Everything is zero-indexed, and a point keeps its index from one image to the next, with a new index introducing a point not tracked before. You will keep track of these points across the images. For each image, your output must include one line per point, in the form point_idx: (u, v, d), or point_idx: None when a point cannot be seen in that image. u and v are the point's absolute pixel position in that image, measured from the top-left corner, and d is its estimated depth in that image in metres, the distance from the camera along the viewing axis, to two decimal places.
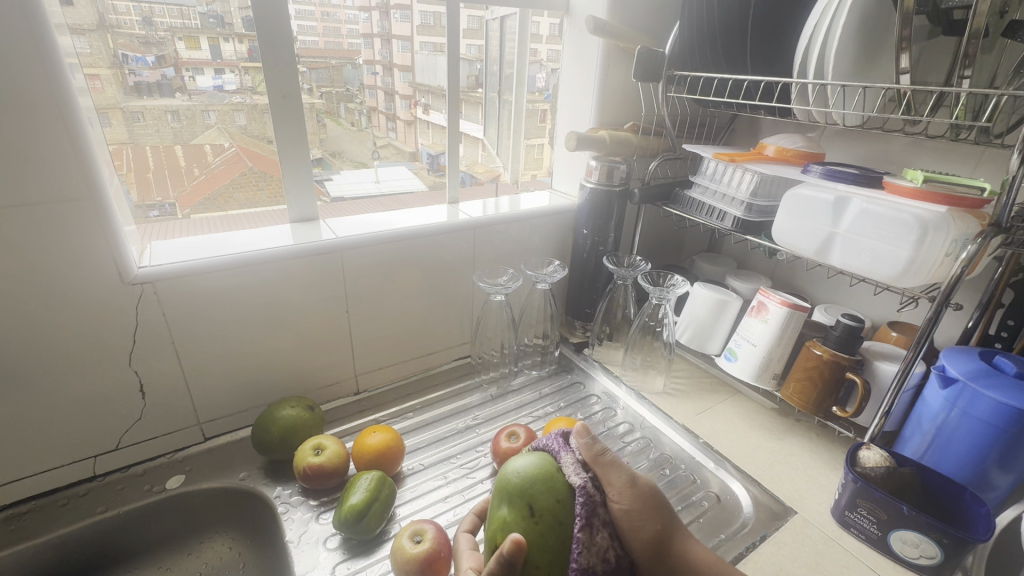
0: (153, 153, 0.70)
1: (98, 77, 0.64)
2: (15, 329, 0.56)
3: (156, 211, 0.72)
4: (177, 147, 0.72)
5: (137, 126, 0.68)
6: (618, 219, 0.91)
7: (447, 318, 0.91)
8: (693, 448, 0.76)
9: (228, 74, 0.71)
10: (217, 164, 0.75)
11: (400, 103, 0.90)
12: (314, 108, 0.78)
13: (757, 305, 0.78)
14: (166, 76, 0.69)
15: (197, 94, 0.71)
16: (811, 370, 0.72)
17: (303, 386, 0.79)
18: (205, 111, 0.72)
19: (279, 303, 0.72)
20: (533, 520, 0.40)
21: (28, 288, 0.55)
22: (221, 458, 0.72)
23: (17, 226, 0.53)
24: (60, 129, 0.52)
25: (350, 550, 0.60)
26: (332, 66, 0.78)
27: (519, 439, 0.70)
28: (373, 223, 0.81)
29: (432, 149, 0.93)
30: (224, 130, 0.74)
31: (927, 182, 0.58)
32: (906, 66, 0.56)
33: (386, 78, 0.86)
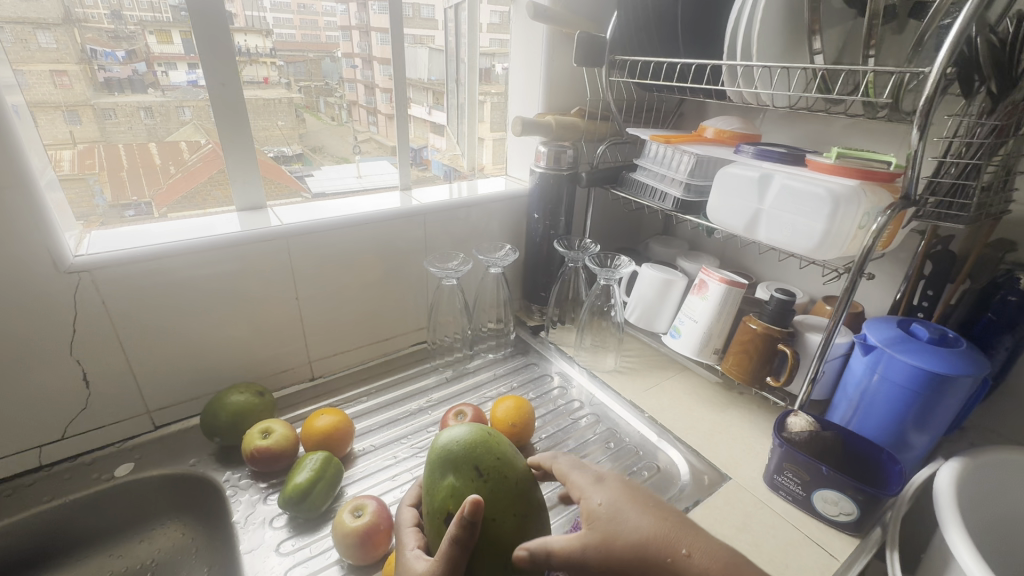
0: (126, 150, 0.73)
1: (65, 74, 0.66)
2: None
3: (132, 211, 0.74)
4: (151, 144, 0.74)
5: (108, 123, 0.71)
6: (568, 203, 0.93)
7: (403, 304, 0.92)
8: (637, 422, 0.79)
9: (201, 69, 0.71)
10: (194, 161, 0.77)
11: (380, 96, 0.92)
12: (293, 101, 0.84)
13: (698, 283, 0.81)
14: (138, 72, 0.71)
15: (170, 90, 0.72)
16: (747, 343, 0.75)
17: (255, 373, 0.79)
18: (180, 107, 0.73)
19: (225, 290, 0.72)
20: (481, 481, 0.44)
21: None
22: (172, 446, 0.72)
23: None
24: None
25: (296, 528, 0.61)
26: (310, 59, 0.84)
27: (466, 417, 0.72)
28: (321, 211, 0.81)
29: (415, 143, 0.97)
30: (199, 126, 0.75)
31: (840, 159, 0.61)
32: (818, 48, 0.59)
33: (366, 71, 0.91)
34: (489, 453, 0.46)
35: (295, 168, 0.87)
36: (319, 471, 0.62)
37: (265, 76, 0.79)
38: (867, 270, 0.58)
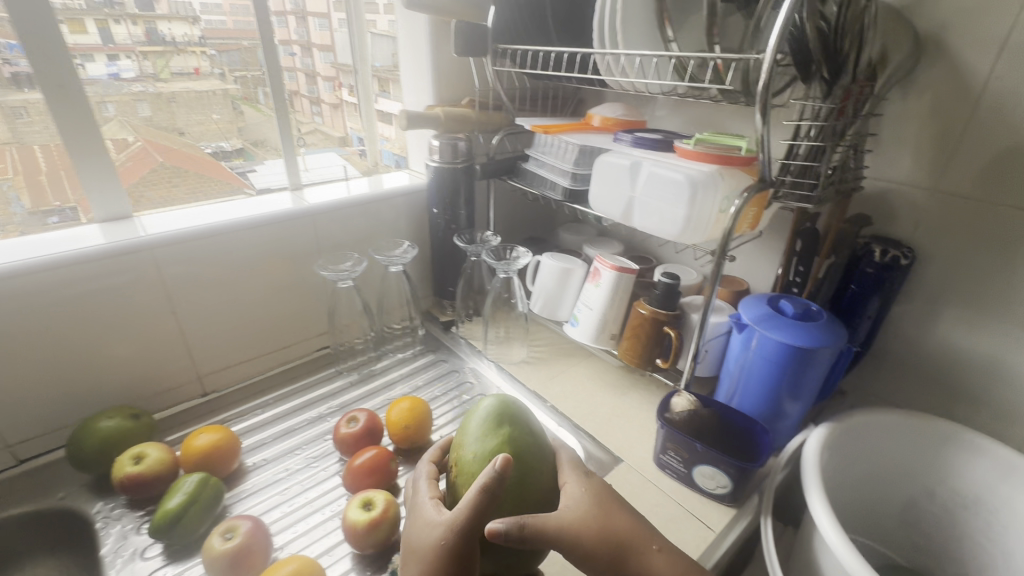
0: (44, 152, 0.70)
1: None
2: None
3: (56, 218, 0.72)
4: (70, 145, 0.70)
5: (20, 122, 0.68)
6: (467, 196, 0.92)
7: (302, 309, 0.88)
8: (539, 412, 0.80)
9: (124, 60, 0.73)
10: (123, 161, 0.75)
11: (322, 86, 0.96)
12: (228, 93, 0.85)
13: (593, 270, 0.82)
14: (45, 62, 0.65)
15: (89, 84, 0.70)
16: (637, 329, 0.76)
17: (135, 394, 0.75)
18: (102, 102, 0.72)
19: (87, 310, 0.67)
20: (532, 439, 0.51)
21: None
22: (39, 480, 0.67)
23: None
24: None
25: (172, 555, 0.59)
26: (244, 48, 0.83)
27: (359, 422, 0.70)
28: (196, 217, 0.77)
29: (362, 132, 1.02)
30: (125, 122, 0.75)
31: (698, 144, 0.62)
32: (671, 35, 0.64)
33: (304, 59, 0.91)
34: (521, 421, 0.52)
35: (234, 164, 0.88)
36: (197, 491, 0.60)
37: (195, 67, 0.82)
38: (728, 252, 0.60)
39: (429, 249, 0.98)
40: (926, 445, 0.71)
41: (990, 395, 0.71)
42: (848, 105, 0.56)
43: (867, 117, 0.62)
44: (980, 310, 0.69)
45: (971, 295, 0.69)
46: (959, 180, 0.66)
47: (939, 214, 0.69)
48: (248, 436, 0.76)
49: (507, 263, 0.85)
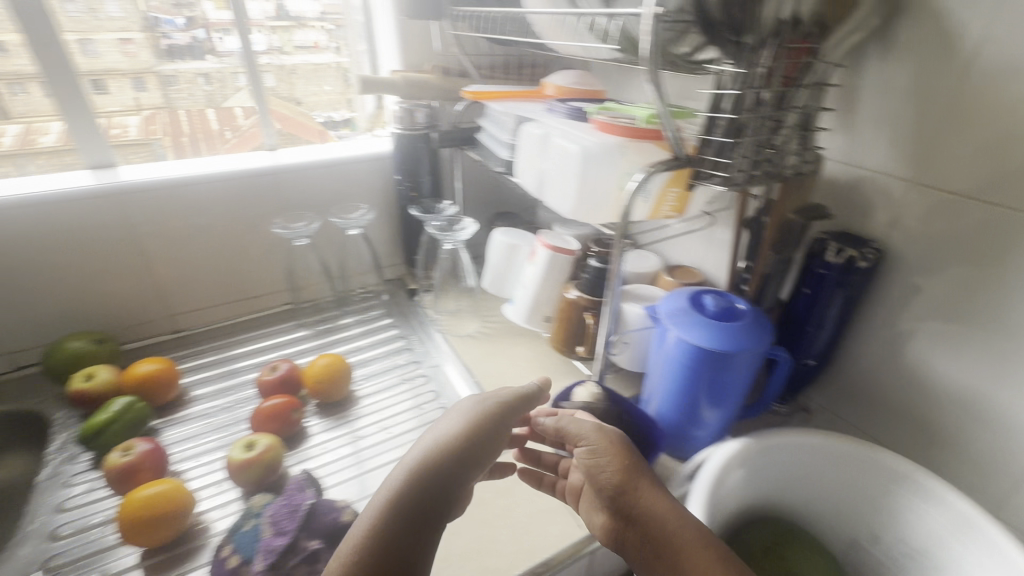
0: (187, 116, 0.99)
1: (133, 42, 0.91)
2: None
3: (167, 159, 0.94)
4: (207, 109, 1.00)
5: (172, 90, 0.97)
6: (430, 165, 0.91)
7: (266, 266, 0.93)
8: (463, 388, 0.80)
9: (258, 33, 0.95)
10: (249, 125, 1.02)
11: None
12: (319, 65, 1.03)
13: (532, 250, 0.78)
14: (194, 38, 0.95)
15: (223, 56, 0.98)
16: (563, 312, 0.74)
17: (113, 326, 0.85)
18: (232, 74, 1.00)
19: (62, 241, 0.76)
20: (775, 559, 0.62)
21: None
22: (32, 384, 0.79)
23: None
24: None
25: (99, 463, 0.67)
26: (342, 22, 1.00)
27: (278, 372, 0.74)
28: (169, 168, 0.84)
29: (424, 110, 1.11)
30: (264, 95, 0.99)
31: (600, 113, 0.57)
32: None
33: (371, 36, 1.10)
34: None
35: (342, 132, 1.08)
36: (136, 415, 0.69)
37: (316, 42, 1.01)
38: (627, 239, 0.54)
39: (397, 215, 0.99)
40: (879, 484, 0.60)
41: (970, 437, 0.58)
42: (774, 71, 0.49)
43: (813, 88, 0.53)
44: (960, 332, 0.56)
45: (953, 308, 0.56)
46: (940, 169, 0.54)
47: (919, 209, 0.57)
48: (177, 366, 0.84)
49: (447, 230, 0.85)
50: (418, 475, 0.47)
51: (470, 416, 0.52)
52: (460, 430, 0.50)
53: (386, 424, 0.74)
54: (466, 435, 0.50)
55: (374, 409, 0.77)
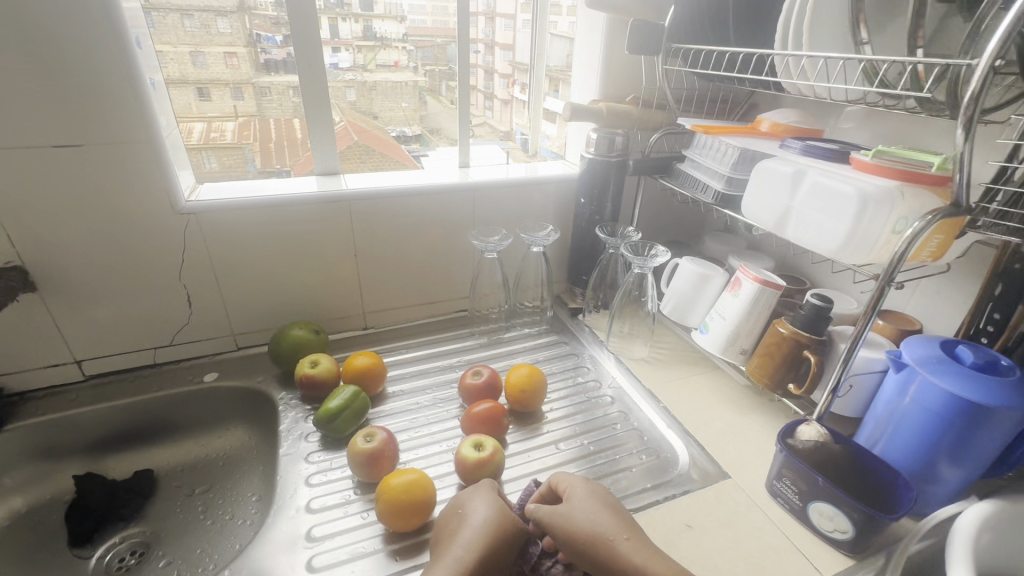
0: (275, 124, 0.92)
1: (236, 55, 0.88)
2: (59, 229, 0.71)
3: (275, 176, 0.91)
4: (294, 121, 0.90)
5: (265, 100, 0.91)
6: (616, 191, 0.94)
7: (450, 274, 1.00)
8: (650, 411, 0.80)
9: (344, 53, 0.91)
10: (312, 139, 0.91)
11: (500, 82, 1.08)
12: (417, 86, 1.03)
13: (733, 280, 0.79)
14: (288, 53, 0.84)
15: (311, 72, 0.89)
16: (772, 346, 0.73)
17: (317, 317, 0.93)
18: (319, 87, 0.89)
19: (296, 240, 0.85)
20: None
21: (98, 211, 0.72)
22: (251, 364, 0.88)
23: (86, 158, 0.68)
24: (135, 106, 0.67)
25: (327, 444, 0.73)
26: (435, 45, 0.98)
27: (482, 377, 0.78)
28: (384, 179, 0.91)
29: (525, 130, 1.10)
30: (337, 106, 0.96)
31: (876, 157, 0.56)
32: (863, 37, 0.59)
33: (488, 56, 1.04)
34: None
35: (414, 147, 1.06)
36: (353, 404, 0.73)
37: (396, 61, 1.00)
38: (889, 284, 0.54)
39: (570, 236, 1.02)
40: None
41: None
42: None
43: None
44: None
45: None
46: None
47: None
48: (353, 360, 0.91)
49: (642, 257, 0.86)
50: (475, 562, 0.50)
51: (504, 509, 0.56)
52: (484, 519, 0.54)
53: (580, 440, 0.75)
54: (496, 522, 0.54)
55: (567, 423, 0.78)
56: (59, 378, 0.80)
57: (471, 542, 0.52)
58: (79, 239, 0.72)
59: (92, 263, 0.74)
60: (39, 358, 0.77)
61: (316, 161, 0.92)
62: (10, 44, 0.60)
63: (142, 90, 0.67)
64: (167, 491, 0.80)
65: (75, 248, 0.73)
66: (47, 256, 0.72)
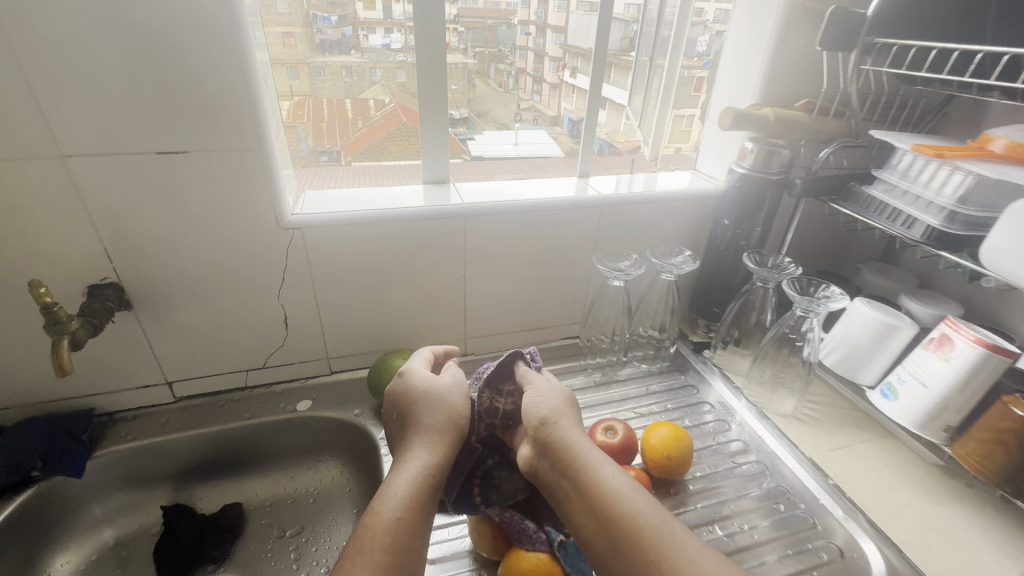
0: (328, 104, 0.80)
1: (293, 35, 0.73)
2: (158, 242, 0.63)
3: (325, 156, 0.84)
4: (347, 100, 0.81)
5: (318, 80, 0.78)
6: (770, 212, 0.79)
7: (561, 297, 0.88)
8: (819, 488, 0.66)
9: (396, 33, 0.76)
10: (378, 118, 0.83)
11: (548, 65, 0.90)
12: (466, 68, 0.83)
13: (938, 338, 0.64)
14: (344, 35, 0.77)
15: (368, 52, 0.78)
16: (1004, 432, 0.57)
17: (416, 341, 0.84)
18: (373, 68, 0.79)
19: (403, 257, 0.75)
20: None
21: (200, 224, 0.64)
22: (345, 392, 0.80)
23: (192, 166, 0.60)
24: (245, 108, 0.58)
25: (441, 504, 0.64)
26: (488, 26, 0.82)
27: (616, 435, 0.66)
28: (499, 191, 0.80)
29: (573, 115, 0.91)
30: (387, 87, 0.80)
31: None
32: None
33: (538, 38, 0.87)
34: None
35: (458, 131, 0.88)
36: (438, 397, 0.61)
37: (449, 42, 0.79)
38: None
39: (701, 261, 0.87)
40: None
41: None
42: None
43: None
44: None
45: None
46: None
47: None
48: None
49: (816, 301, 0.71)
50: (421, 484, 0.51)
51: (439, 408, 0.58)
52: (450, 400, 0.60)
53: (736, 524, 0.62)
54: (451, 414, 0.58)
55: (716, 497, 0.65)
56: (150, 399, 0.74)
57: (416, 470, 0.52)
58: (178, 254, 0.65)
59: (189, 280, 0.67)
60: (132, 378, 0.71)
61: (372, 139, 0.84)
62: (118, 33, 0.52)
63: (257, 89, 0.59)
64: (257, 530, 0.72)
65: (173, 263, 0.65)
66: (143, 271, 0.64)
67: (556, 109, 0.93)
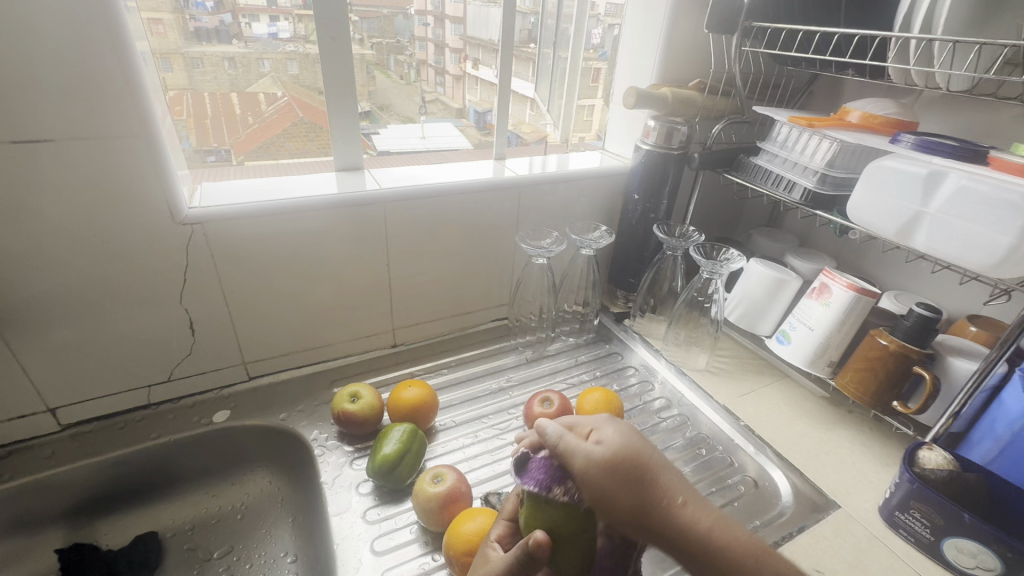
0: (210, 100, 0.72)
1: (160, 22, 0.65)
2: (19, 248, 0.54)
3: (213, 157, 0.74)
4: (233, 95, 0.73)
5: (197, 72, 0.70)
6: (673, 185, 0.85)
7: (488, 281, 0.89)
8: (733, 430, 0.73)
9: (282, 21, 0.71)
10: (271, 113, 0.77)
11: (450, 57, 0.90)
12: (364, 60, 0.78)
13: (818, 286, 0.73)
14: (223, 23, 0.70)
15: (252, 41, 0.72)
16: (874, 360, 0.67)
17: (341, 336, 0.80)
18: (260, 59, 0.73)
19: (320, 250, 0.71)
20: None
21: (72, 226, 0.56)
22: (268, 397, 0.75)
23: (60, 157, 0.52)
24: (124, 91, 0.52)
25: (381, 497, 0.61)
26: (382, 16, 0.79)
27: (553, 405, 0.68)
28: (416, 175, 0.79)
29: (479, 106, 0.94)
30: (277, 79, 0.75)
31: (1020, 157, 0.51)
32: None
33: (437, 29, 0.87)
34: None
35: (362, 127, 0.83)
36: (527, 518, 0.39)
37: None
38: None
39: (616, 236, 0.92)
40: None
41: None
42: None
43: None
44: None
45: None
46: None
47: None
48: (389, 389, 0.79)
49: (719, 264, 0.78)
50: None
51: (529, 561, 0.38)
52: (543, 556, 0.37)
53: None
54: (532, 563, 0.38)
55: None
56: (28, 432, 0.64)
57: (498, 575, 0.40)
58: (49, 263, 0.56)
59: (69, 291, 0.59)
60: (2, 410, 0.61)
61: (261, 138, 0.77)
62: None
63: (135, 69, 0.53)
64: (178, 557, 0.66)
65: (45, 273, 0.57)
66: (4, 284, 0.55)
67: (461, 102, 0.94)
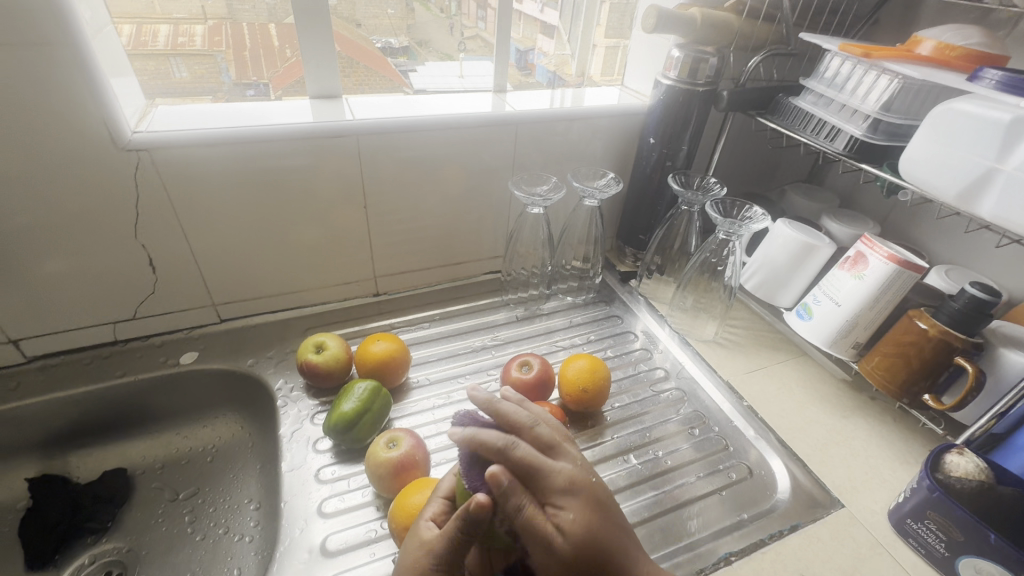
0: (250, 31, 0.68)
1: None
2: None
3: (252, 91, 0.69)
4: (272, 25, 0.68)
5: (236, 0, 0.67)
6: (696, 129, 0.73)
7: (480, 230, 0.82)
8: (733, 411, 0.66)
9: None
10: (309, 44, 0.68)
11: None
12: None
13: (853, 255, 0.62)
14: None
15: None
16: (908, 346, 0.57)
17: (318, 282, 0.75)
18: None
19: (285, 185, 0.65)
20: None
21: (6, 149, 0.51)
22: (239, 341, 0.72)
23: None
24: None
25: (339, 455, 0.58)
26: None
27: (531, 369, 0.62)
28: (402, 106, 0.70)
29: (522, 44, 0.82)
30: None
31: None
32: None
33: None
34: None
35: (399, 62, 0.78)
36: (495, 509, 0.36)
37: None
38: None
39: (627, 187, 0.82)
40: None
41: None
42: None
43: None
44: None
45: None
46: None
47: None
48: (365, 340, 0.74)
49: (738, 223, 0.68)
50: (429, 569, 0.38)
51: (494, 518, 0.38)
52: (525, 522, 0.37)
53: (650, 452, 0.61)
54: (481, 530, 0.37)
55: (633, 427, 0.64)
56: None
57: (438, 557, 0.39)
58: None
59: (12, 221, 0.55)
60: None
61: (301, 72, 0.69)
62: None
63: None
64: (145, 494, 0.66)
65: None
66: None
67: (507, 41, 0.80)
